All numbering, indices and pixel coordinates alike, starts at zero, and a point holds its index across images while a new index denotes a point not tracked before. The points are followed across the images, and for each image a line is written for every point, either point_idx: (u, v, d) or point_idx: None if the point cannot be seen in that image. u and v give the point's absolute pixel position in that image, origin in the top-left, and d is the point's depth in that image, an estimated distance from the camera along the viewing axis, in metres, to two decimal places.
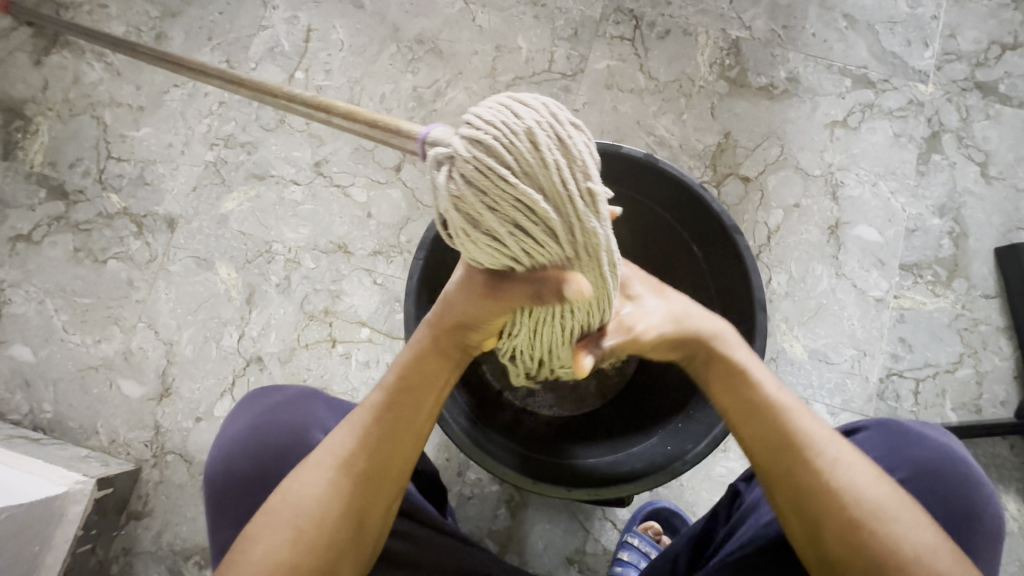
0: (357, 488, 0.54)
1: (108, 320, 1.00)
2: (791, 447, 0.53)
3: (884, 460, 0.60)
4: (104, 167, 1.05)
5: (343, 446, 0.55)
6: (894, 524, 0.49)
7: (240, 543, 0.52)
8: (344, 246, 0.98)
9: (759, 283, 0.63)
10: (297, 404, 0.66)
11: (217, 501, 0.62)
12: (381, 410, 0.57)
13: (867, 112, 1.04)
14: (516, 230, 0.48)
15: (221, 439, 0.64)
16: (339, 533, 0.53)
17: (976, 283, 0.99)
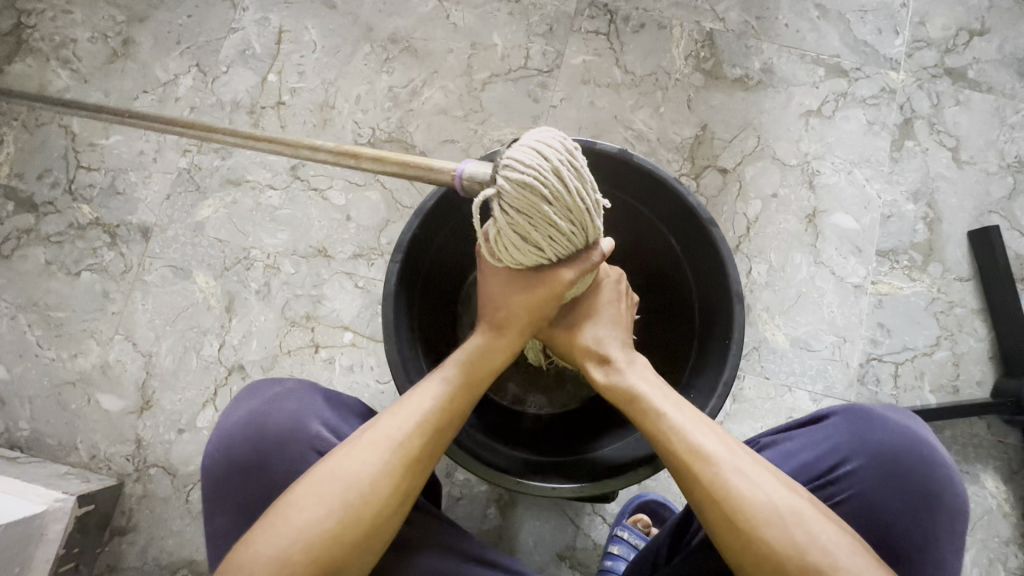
0: (405, 470, 0.54)
1: (83, 334, 0.98)
2: (680, 471, 0.54)
3: (846, 447, 0.60)
4: (74, 177, 1.03)
5: (393, 427, 0.55)
6: (784, 529, 0.50)
7: (276, 509, 0.52)
8: (323, 250, 0.97)
9: (736, 275, 0.62)
10: (298, 393, 0.64)
11: (216, 485, 0.61)
12: (443, 394, 0.58)
13: (841, 101, 1.05)
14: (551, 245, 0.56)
15: (218, 426, 0.63)
16: (380, 511, 0.53)
17: (951, 266, 1.00)
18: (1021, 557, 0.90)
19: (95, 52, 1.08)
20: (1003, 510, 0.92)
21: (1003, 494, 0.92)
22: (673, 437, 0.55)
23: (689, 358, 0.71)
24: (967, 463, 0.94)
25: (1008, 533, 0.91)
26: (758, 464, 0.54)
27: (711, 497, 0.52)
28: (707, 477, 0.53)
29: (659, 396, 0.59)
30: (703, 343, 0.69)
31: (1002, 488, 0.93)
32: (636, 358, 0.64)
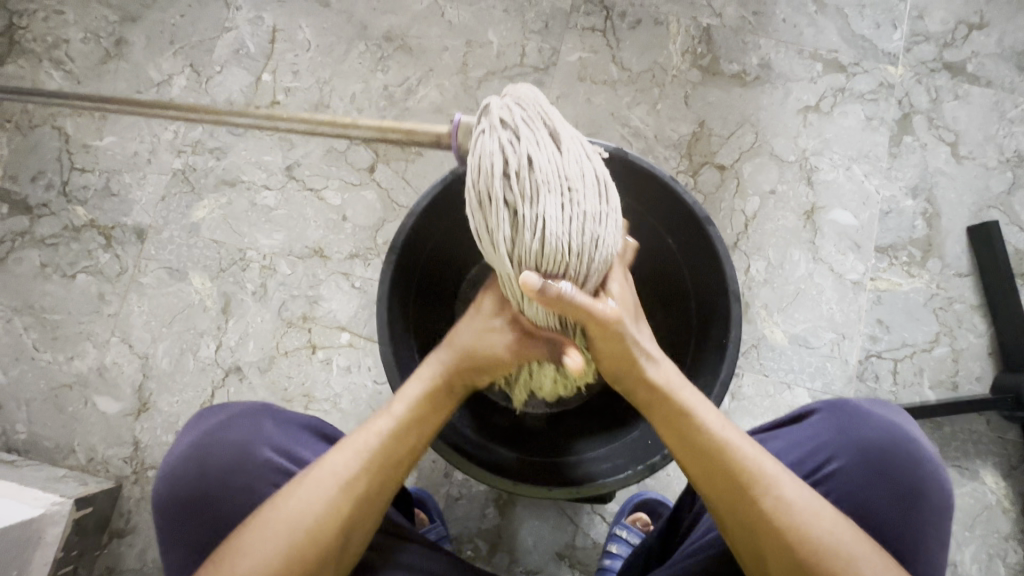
0: (355, 510, 0.54)
1: (80, 336, 0.97)
2: (739, 492, 0.53)
3: (831, 445, 0.60)
4: (68, 179, 1.03)
5: (340, 468, 0.55)
6: (838, 557, 0.50)
7: (222, 556, 0.52)
8: (320, 250, 0.97)
9: (733, 273, 0.62)
10: (241, 420, 0.63)
11: (166, 523, 0.61)
12: (388, 435, 0.57)
13: (839, 97, 1.04)
14: (526, 184, 0.53)
15: (163, 462, 0.62)
16: (329, 552, 0.53)
17: (950, 262, 1.00)
18: (1020, 552, 0.90)
19: (88, 52, 1.07)
20: (1002, 506, 0.92)
21: (1003, 490, 0.92)
22: (735, 460, 0.54)
23: (686, 357, 0.70)
24: (966, 459, 0.94)
25: (1008, 528, 0.91)
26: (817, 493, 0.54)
27: (771, 524, 0.52)
28: (768, 503, 0.52)
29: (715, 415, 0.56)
30: (699, 342, 0.69)
31: (1002, 484, 0.92)
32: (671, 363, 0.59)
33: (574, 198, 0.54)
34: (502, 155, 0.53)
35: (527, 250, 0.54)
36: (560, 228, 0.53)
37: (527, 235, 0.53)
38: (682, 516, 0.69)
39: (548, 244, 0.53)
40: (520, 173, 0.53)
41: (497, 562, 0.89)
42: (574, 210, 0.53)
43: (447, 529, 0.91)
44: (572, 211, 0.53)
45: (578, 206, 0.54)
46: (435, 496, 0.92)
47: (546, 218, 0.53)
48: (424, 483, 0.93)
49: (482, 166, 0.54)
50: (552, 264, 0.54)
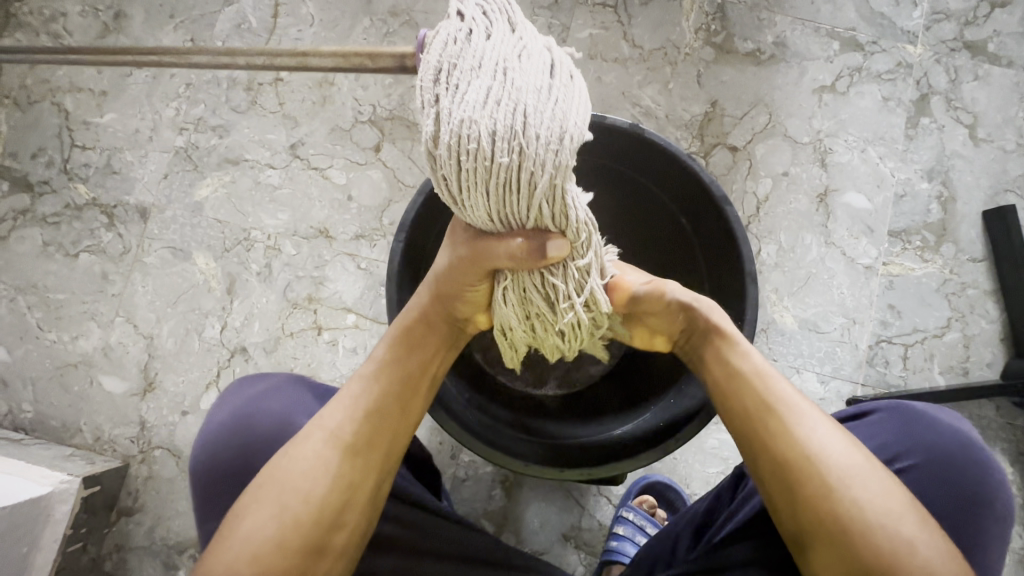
0: (344, 462, 0.54)
1: (84, 316, 0.97)
2: (770, 424, 0.53)
3: (896, 446, 0.59)
4: (68, 157, 1.01)
5: (329, 421, 0.55)
6: (870, 498, 0.49)
7: (228, 522, 0.51)
8: (325, 230, 0.96)
9: (750, 255, 0.60)
10: (284, 393, 0.64)
11: (203, 495, 0.60)
12: (375, 379, 0.58)
13: (856, 77, 1.02)
14: (466, 74, 0.44)
15: (203, 431, 0.62)
16: (325, 507, 0.52)
17: (964, 247, 0.98)
18: None
19: (86, 26, 1.04)
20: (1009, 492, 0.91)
21: (1010, 476, 0.92)
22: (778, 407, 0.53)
23: None
24: None
25: (1015, 514, 0.91)
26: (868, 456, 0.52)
27: (803, 457, 0.50)
28: (801, 435, 0.51)
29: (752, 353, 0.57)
30: None
31: (1009, 470, 0.92)
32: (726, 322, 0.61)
33: (521, 96, 0.43)
34: (448, 43, 0.44)
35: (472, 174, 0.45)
36: (494, 126, 0.43)
37: (454, 131, 0.43)
38: (713, 517, 0.68)
39: (480, 142, 0.43)
40: (461, 62, 0.44)
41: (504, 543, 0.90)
42: (516, 109, 0.43)
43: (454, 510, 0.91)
44: (513, 109, 0.43)
45: (521, 103, 0.43)
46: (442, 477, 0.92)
47: (481, 113, 0.43)
48: None
49: (425, 54, 0.45)
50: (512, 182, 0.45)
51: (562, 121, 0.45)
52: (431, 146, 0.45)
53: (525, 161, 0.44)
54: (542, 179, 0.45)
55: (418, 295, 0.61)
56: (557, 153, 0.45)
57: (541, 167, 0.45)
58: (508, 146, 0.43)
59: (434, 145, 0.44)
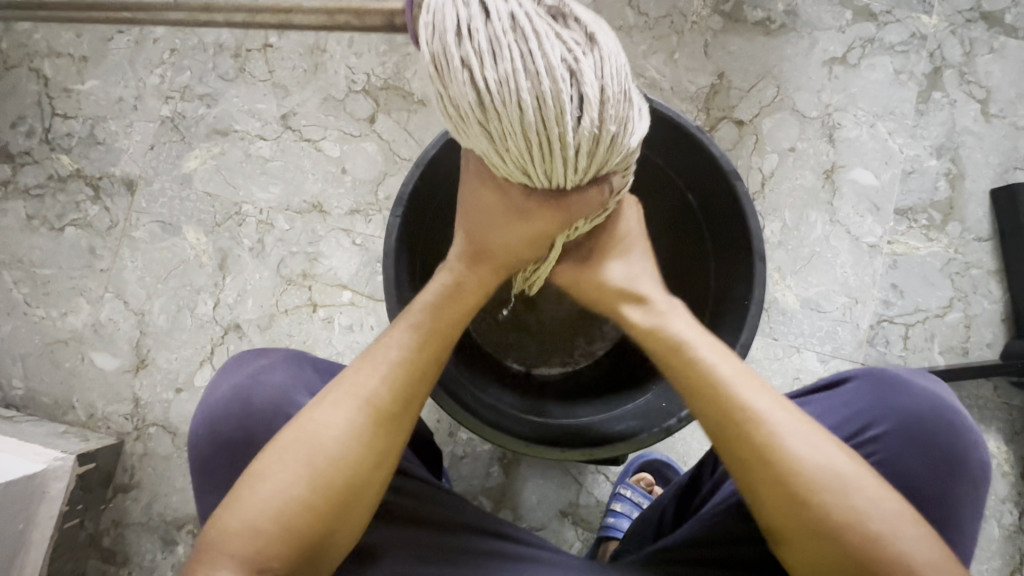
0: (375, 430, 0.52)
1: (72, 292, 0.94)
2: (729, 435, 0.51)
3: (869, 412, 0.59)
4: (50, 126, 0.97)
5: (366, 383, 0.52)
6: (837, 495, 0.49)
7: (243, 481, 0.51)
8: (319, 205, 0.93)
9: (758, 231, 0.58)
10: (286, 365, 0.62)
11: (204, 464, 0.60)
12: (409, 344, 0.54)
13: (867, 48, 0.98)
14: (487, 30, 0.39)
15: (204, 402, 0.61)
16: (357, 472, 0.51)
17: (970, 226, 0.97)
18: (1015, 514, 0.91)
19: None
20: (1002, 471, 0.92)
21: (1003, 455, 0.93)
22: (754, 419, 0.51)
23: (702, 319, 0.68)
24: None
25: (1006, 492, 0.92)
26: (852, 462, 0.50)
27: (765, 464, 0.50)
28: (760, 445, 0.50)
29: (710, 350, 0.54)
30: (717, 303, 0.66)
31: (1003, 449, 0.93)
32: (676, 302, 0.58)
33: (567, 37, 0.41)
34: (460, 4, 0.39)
35: (547, 156, 0.44)
36: (552, 72, 0.39)
37: (503, 91, 0.40)
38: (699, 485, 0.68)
39: (540, 99, 0.40)
40: (495, 33, 0.39)
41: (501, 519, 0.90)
42: (573, 51, 0.40)
43: (452, 487, 0.91)
44: (569, 52, 0.40)
45: (579, 72, 0.41)
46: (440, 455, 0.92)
47: (529, 61, 0.39)
48: None
49: (433, 24, 0.40)
50: (583, 160, 0.45)
51: (615, 51, 0.43)
52: (479, 115, 0.41)
53: (596, 102, 0.41)
54: (615, 146, 0.45)
55: (458, 241, 0.57)
56: (622, 89, 0.43)
57: (611, 106, 0.42)
58: (570, 103, 0.41)
59: (482, 111, 0.41)
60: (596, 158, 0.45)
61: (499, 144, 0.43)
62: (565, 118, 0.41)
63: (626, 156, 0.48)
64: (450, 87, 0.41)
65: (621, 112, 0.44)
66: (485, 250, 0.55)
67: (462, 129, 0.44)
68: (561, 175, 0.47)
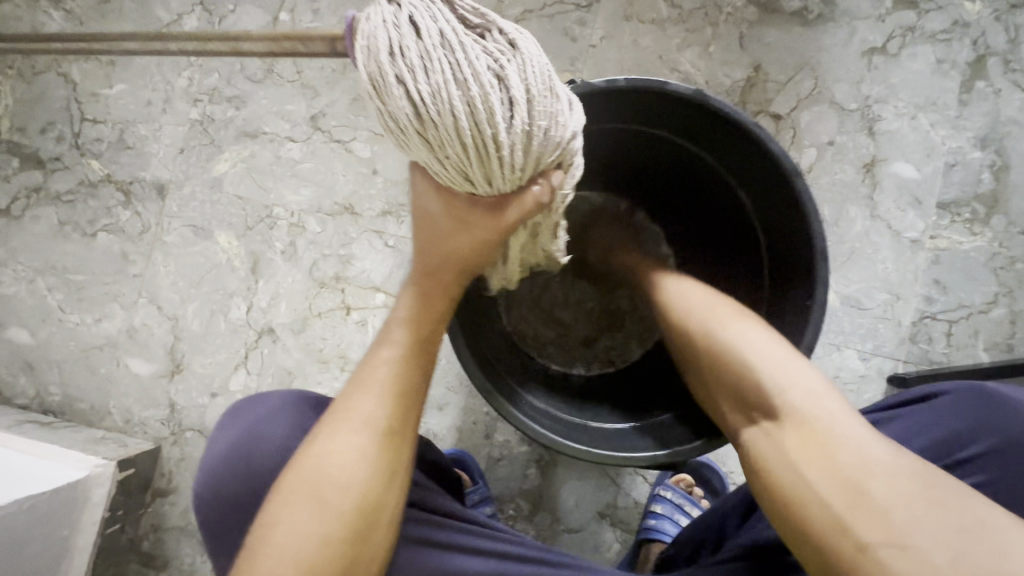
0: (382, 449, 0.51)
1: (106, 298, 0.94)
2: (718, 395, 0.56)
3: (966, 432, 0.54)
4: (79, 131, 0.96)
5: (364, 407, 0.52)
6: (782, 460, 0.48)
7: (257, 529, 0.49)
8: (350, 207, 0.92)
9: (822, 232, 0.55)
10: (279, 415, 0.61)
11: (215, 525, 0.58)
12: (398, 362, 0.54)
13: (908, 37, 0.96)
14: (416, 44, 0.40)
15: (201, 468, 0.60)
16: (367, 496, 0.50)
17: (1016, 219, 0.94)
18: None
19: None
20: None
21: None
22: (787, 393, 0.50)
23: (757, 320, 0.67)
24: None
25: None
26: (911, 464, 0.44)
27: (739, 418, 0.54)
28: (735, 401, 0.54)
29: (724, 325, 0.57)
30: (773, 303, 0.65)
31: None
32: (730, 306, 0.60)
33: (492, 47, 0.42)
34: (394, 23, 0.40)
35: (483, 164, 0.44)
36: (478, 78, 0.40)
37: (435, 100, 0.40)
38: None
39: (471, 107, 0.40)
40: (423, 46, 0.40)
41: (540, 521, 0.90)
42: (499, 59, 0.41)
43: (489, 490, 0.91)
44: (495, 61, 0.41)
45: (507, 81, 0.41)
46: (476, 458, 0.91)
47: (457, 70, 0.40)
48: (464, 445, 0.92)
49: (369, 48, 0.41)
50: (520, 168, 0.45)
51: (540, 55, 0.43)
52: (415, 125, 0.42)
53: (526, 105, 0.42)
54: (550, 153, 0.46)
55: (414, 257, 0.55)
56: (550, 92, 0.43)
57: (541, 110, 0.43)
58: (498, 108, 0.41)
59: (417, 121, 0.41)
60: (535, 159, 0.45)
61: (440, 156, 0.44)
62: (497, 121, 0.41)
63: (564, 158, 0.47)
64: (383, 100, 0.42)
65: (552, 112, 0.44)
66: (444, 262, 0.53)
67: (402, 143, 0.44)
68: (502, 178, 0.46)
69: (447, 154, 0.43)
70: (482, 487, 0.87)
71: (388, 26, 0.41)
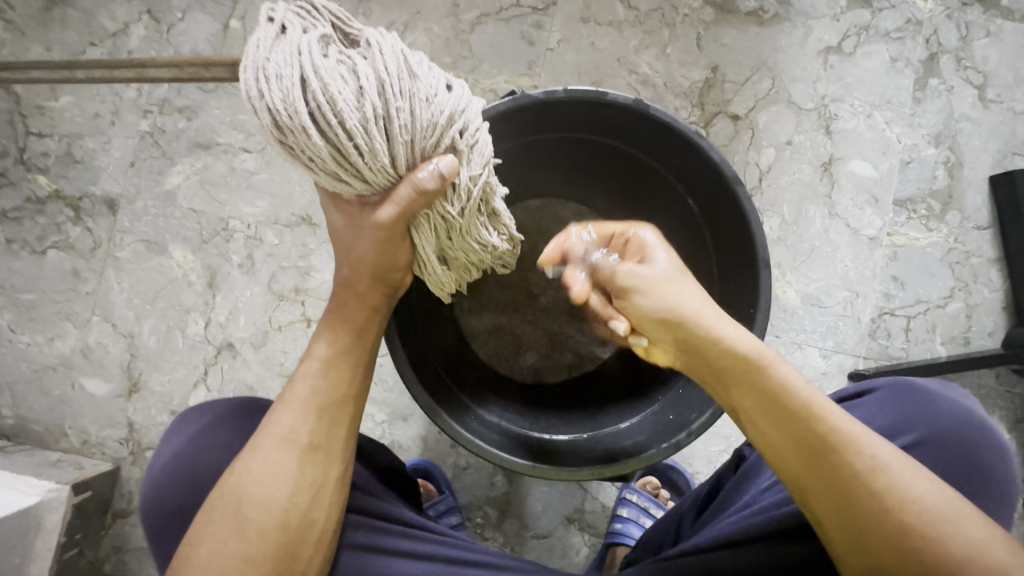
0: (304, 464, 0.51)
1: (58, 317, 0.92)
2: (821, 453, 0.47)
3: (901, 422, 0.58)
4: (24, 145, 0.94)
5: (282, 424, 0.51)
6: (934, 525, 0.45)
7: (185, 547, 0.49)
8: (307, 217, 0.90)
9: (763, 238, 0.56)
10: (229, 423, 0.60)
11: (157, 536, 0.56)
12: (320, 376, 0.53)
13: (863, 36, 0.96)
14: (284, 66, 0.43)
15: (147, 477, 0.58)
16: (291, 511, 0.50)
17: (969, 215, 0.96)
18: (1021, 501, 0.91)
19: None
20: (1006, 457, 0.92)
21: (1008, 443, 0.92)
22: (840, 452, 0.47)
23: None
24: None
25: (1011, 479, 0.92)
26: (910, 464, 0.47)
27: (864, 483, 0.46)
28: (836, 441, 0.47)
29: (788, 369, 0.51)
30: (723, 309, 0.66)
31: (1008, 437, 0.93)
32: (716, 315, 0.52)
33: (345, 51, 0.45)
34: (265, 52, 0.43)
35: (368, 159, 0.46)
36: (345, 85, 0.43)
37: (308, 114, 0.43)
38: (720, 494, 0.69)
39: (321, 104, 0.43)
40: (291, 66, 0.43)
41: (508, 529, 0.90)
42: (351, 60, 0.44)
43: (457, 499, 0.91)
44: (347, 61, 0.44)
45: (372, 82, 0.44)
46: (443, 467, 0.91)
47: (322, 82, 0.43)
48: (431, 454, 0.91)
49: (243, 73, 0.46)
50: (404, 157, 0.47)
51: (392, 46, 0.45)
52: (277, 133, 0.44)
53: (394, 98, 0.44)
54: (436, 137, 0.47)
55: (337, 271, 0.55)
56: (407, 75, 0.45)
57: (393, 93, 0.44)
58: (367, 106, 0.43)
59: (277, 129, 0.44)
60: (402, 142, 0.46)
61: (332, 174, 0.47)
62: (354, 112, 0.43)
63: (443, 140, 0.47)
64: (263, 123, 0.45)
65: (411, 94, 0.45)
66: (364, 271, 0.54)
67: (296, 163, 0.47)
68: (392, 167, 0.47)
69: (332, 167, 0.46)
70: (449, 496, 0.87)
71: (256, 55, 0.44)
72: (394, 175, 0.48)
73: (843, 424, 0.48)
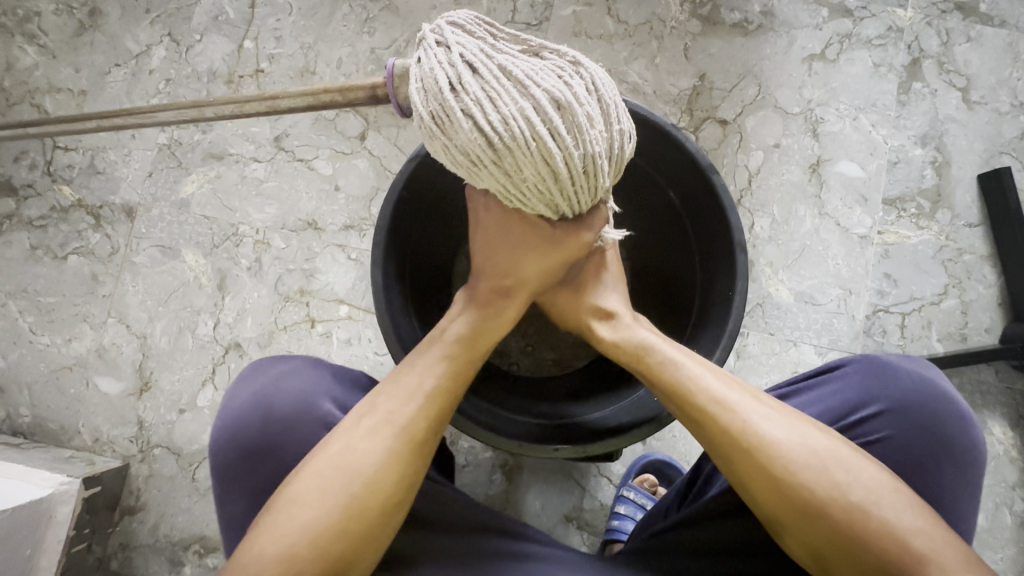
0: (413, 456, 0.54)
1: (76, 318, 0.96)
2: (699, 419, 0.54)
3: (869, 392, 0.60)
4: (51, 159, 1.00)
5: (404, 413, 0.54)
6: (803, 475, 0.50)
7: (277, 507, 0.51)
8: (313, 222, 0.95)
9: (738, 221, 0.60)
10: (303, 371, 0.62)
11: (223, 473, 0.60)
12: (444, 374, 0.56)
13: (845, 43, 1.00)
14: (488, 94, 0.46)
15: (221, 414, 0.61)
16: (393, 496, 0.52)
17: (960, 213, 0.97)
18: None
19: (62, 24, 1.02)
20: (1010, 456, 0.91)
21: (1010, 440, 0.92)
22: (722, 415, 0.53)
23: (691, 314, 0.69)
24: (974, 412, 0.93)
25: (1015, 478, 0.90)
26: (788, 422, 0.53)
27: (739, 445, 0.52)
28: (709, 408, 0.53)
29: (675, 350, 0.58)
30: (704, 298, 0.67)
31: (1010, 434, 0.92)
32: (640, 318, 0.63)
33: (555, 64, 0.48)
34: (457, 81, 0.46)
35: (574, 166, 0.48)
36: (547, 99, 0.46)
37: (519, 133, 0.46)
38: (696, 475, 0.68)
39: (544, 124, 0.46)
40: (491, 91, 0.46)
41: None
42: (541, 69, 0.47)
43: None
44: (539, 70, 0.47)
45: (572, 92, 0.47)
46: None
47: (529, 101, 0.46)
48: None
49: (425, 89, 0.48)
50: (602, 160, 0.50)
51: (573, 56, 0.49)
52: (491, 154, 0.47)
53: (590, 104, 0.48)
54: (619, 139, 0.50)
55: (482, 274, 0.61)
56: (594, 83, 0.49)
57: (609, 111, 0.49)
58: (574, 117, 0.47)
59: (492, 151, 0.47)
60: (599, 141, 0.48)
61: (534, 196, 0.50)
62: (563, 125, 0.47)
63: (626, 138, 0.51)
64: (472, 147, 0.47)
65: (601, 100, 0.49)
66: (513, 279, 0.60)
67: (493, 180, 0.49)
68: (593, 173, 0.50)
69: (536, 179, 0.49)
70: None
71: (449, 85, 0.46)
72: (585, 188, 0.51)
73: (718, 393, 0.54)
